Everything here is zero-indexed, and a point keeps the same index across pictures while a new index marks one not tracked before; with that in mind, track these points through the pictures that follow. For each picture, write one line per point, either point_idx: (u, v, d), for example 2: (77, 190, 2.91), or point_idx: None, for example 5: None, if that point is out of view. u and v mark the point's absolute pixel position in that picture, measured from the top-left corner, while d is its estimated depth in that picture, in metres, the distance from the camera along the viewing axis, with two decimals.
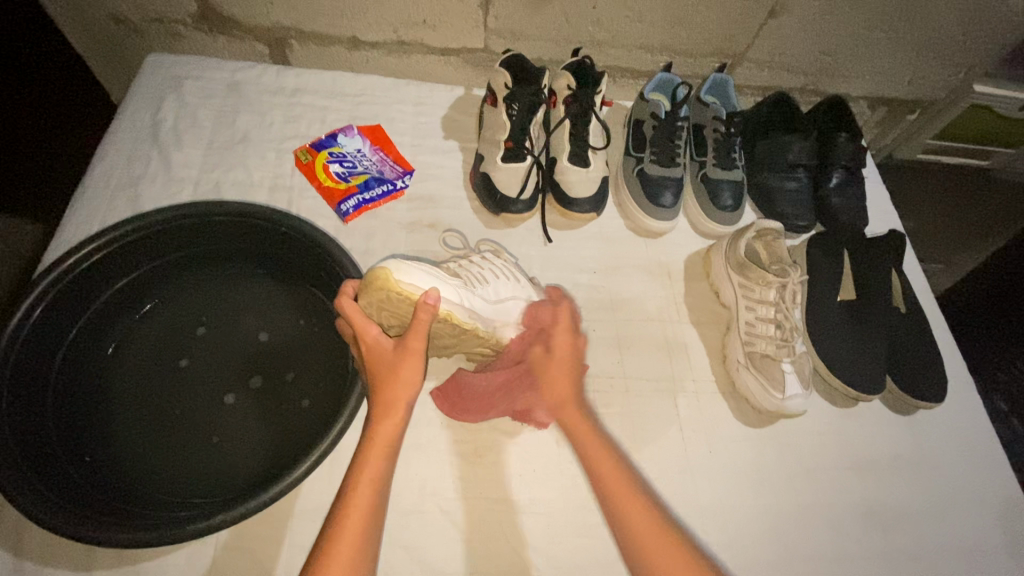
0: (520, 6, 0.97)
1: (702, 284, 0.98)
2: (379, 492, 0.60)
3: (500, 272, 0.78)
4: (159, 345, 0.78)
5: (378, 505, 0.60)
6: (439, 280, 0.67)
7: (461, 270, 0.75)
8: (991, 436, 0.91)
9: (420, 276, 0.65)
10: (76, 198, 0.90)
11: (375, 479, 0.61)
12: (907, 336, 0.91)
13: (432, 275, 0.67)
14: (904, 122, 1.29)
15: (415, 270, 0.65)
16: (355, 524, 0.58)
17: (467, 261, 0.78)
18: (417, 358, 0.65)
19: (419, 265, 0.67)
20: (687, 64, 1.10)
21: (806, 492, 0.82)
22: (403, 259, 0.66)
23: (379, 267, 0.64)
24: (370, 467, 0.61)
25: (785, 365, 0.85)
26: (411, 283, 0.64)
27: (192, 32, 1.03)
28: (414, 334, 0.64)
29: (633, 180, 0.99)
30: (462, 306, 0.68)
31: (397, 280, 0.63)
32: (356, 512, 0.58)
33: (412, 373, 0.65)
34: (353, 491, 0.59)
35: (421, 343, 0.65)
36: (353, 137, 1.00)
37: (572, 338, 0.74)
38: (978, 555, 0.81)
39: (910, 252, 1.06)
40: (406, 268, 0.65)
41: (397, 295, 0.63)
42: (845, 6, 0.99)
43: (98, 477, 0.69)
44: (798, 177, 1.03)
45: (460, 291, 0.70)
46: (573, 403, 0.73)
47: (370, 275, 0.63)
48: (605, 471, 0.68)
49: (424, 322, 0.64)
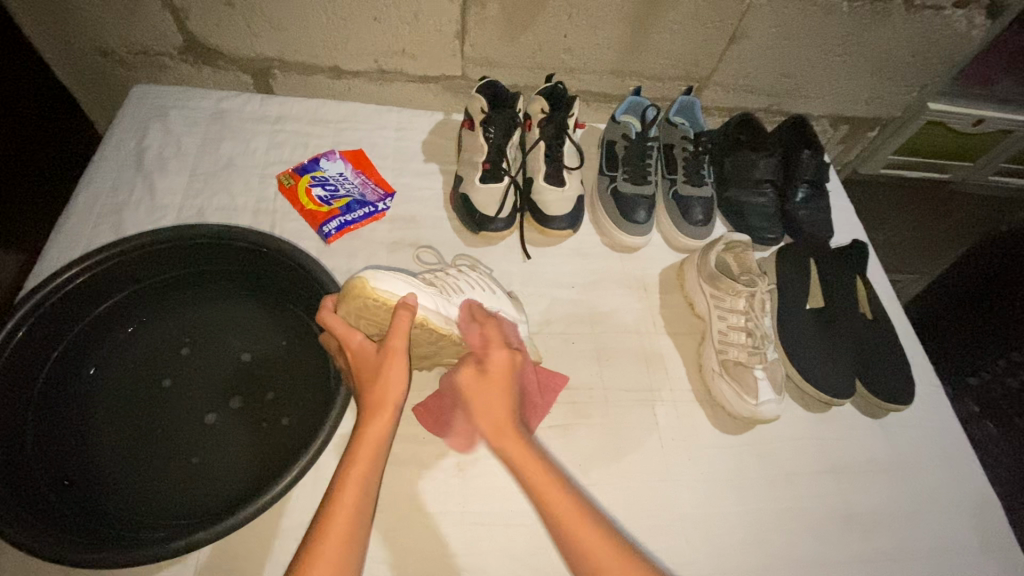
0: (495, 35, 1.02)
1: (677, 296, 1.01)
2: (368, 489, 0.61)
3: (475, 283, 0.82)
4: (142, 366, 0.79)
5: (367, 502, 0.60)
6: (416, 289, 0.70)
7: (438, 281, 0.79)
8: (961, 436, 0.94)
9: (398, 284, 0.68)
10: (60, 225, 0.91)
11: (364, 475, 0.61)
12: (875, 341, 0.94)
13: (409, 283, 0.70)
14: (866, 139, 1.35)
15: (392, 277, 0.68)
16: (343, 519, 0.58)
17: (443, 273, 0.82)
18: (401, 359, 0.67)
19: (395, 275, 0.70)
20: (657, 87, 1.15)
21: (784, 497, 0.84)
22: (378, 268, 0.69)
23: (357, 276, 0.67)
24: (360, 464, 0.62)
25: (757, 371, 0.87)
26: (387, 290, 0.66)
27: (177, 63, 1.06)
28: (395, 334, 0.66)
29: (607, 198, 1.03)
30: (437, 312, 0.71)
31: (374, 288, 0.66)
32: (344, 506, 0.59)
33: (396, 373, 0.66)
34: (342, 488, 0.60)
35: (401, 344, 0.66)
36: (335, 161, 1.03)
37: (509, 355, 0.71)
38: (953, 552, 0.83)
39: (874, 261, 1.10)
40: (383, 275, 0.68)
41: (375, 301, 0.66)
42: (801, 32, 1.05)
43: (78, 496, 0.69)
44: (765, 193, 1.07)
45: (436, 299, 0.73)
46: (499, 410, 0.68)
47: (347, 284, 0.66)
48: (537, 480, 0.64)
49: (404, 320, 0.66)
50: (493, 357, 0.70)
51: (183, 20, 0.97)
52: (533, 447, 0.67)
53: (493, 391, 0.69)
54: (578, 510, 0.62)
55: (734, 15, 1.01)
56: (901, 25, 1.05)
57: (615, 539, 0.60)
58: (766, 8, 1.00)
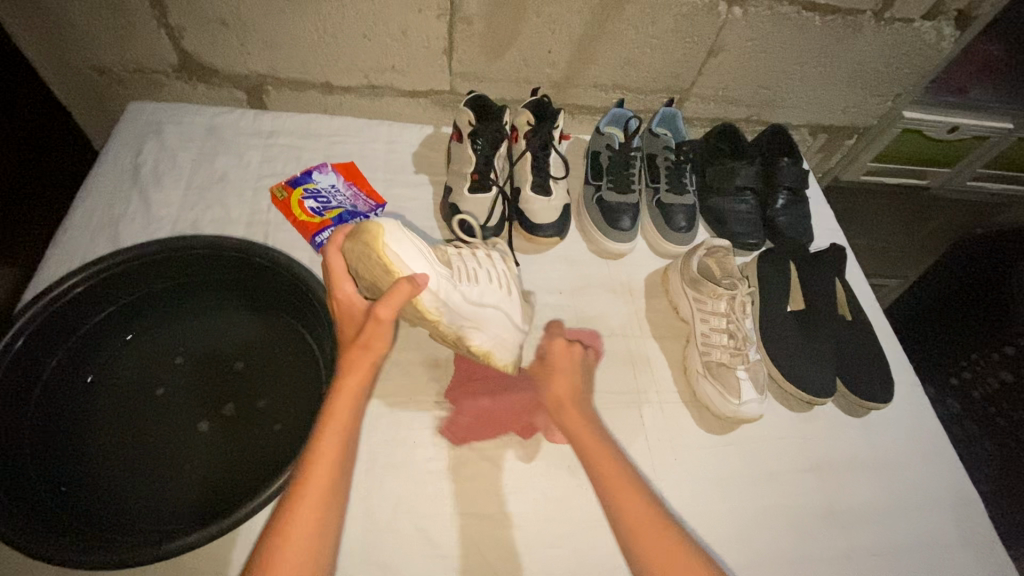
0: (481, 51, 1.05)
1: (662, 300, 1.04)
2: (345, 440, 0.64)
3: (493, 276, 0.82)
4: (137, 373, 0.81)
5: (344, 454, 0.63)
6: (427, 263, 0.67)
7: (455, 260, 0.78)
8: (941, 434, 0.96)
9: (412, 251, 0.65)
10: (57, 238, 0.93)
11: (342, 428, 0.64)
12: (854, 342, 0.97)
13: (422, 254, 0.67)
14: (844, 147, 1.38)
15: (406, 241, 0.64)
16: (324, 469, 0.61)
17: (468, 255, 0.81)
18: (380, 328, 0.66)
19: (414, 238, 0.67)
20: (639, 99, 1.19)
21: (769, 494, 0.86)
22: (401, 225, 0.65)
23: (374, 223, 0.62)
24: (338, 419, 0.64)
25: (740, 372, 0.89)
26: (395, 254, 0.63)
27: (173, 81, 1.09)
28: (386, 303, 0.64)
29: (592, 206, 1.06)
30: (434, 294, 0.69)
31: (382, 245, 0.62)
32: (325, 457, 0.61)
33: (372, 339, 0.67)
34: (321, 442, 0.63)
35: (388, 315, 0.64)
36: (327, 173, 1.05)
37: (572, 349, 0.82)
38: (933, 547, 0.85)
39: (853, 264, 1.13)
40: (399, 236, 0.64)
41: (381, 258, 0.62)
42: (777, 45, 1.09)
43: (74, 503, 0.70)
44: (747, 199, 1.10)
45: (442, 279, 0.70)
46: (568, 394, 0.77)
47: (364, 226, 0.62)
48: (608, 472, 0.69)
49: (403, 292, 0.63)
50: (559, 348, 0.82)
51: (178, 39, 1.00)
52: (607, 443, 0.72)
53: (561, 377, 0.79)
54: (649, 510, 0.65)
55: (711, 29, 1.05)
56: (873, 37, 1.09)
57: (679, 538, 0.63)
58: (742, 22, 1.04)
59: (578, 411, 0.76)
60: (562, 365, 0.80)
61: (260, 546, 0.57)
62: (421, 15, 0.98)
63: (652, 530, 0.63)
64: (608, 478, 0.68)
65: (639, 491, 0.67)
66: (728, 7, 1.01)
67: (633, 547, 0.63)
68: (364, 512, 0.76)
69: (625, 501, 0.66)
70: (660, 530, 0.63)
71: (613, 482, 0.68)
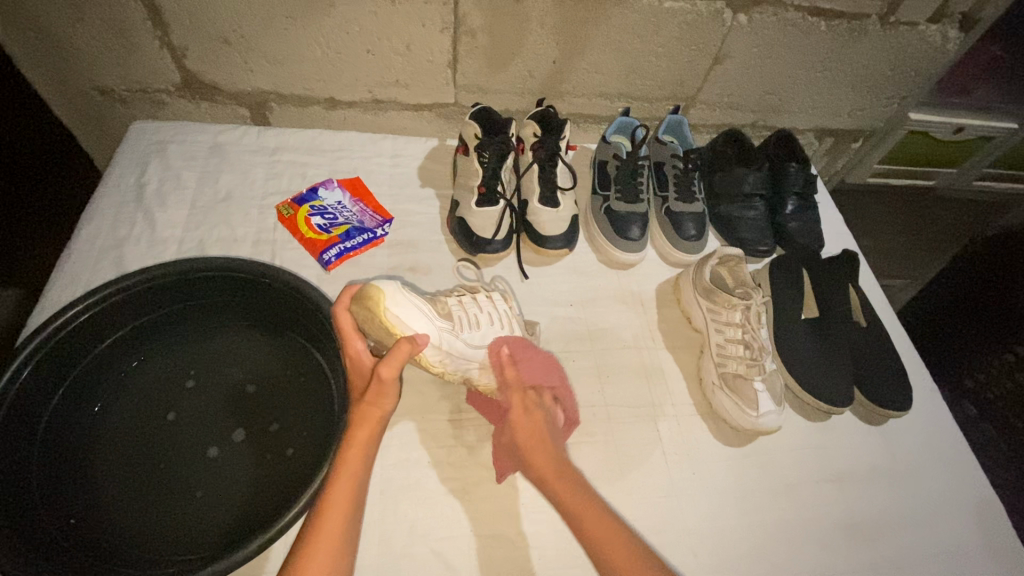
0: (486, 63, 1.04)
1: (674, 310, 1.03)
2: (356, 493, 0.65)
3: (496, 318, 0.83)
4: (147, 400, 0.79)
5: (355, 506, 0.64)
6: (427, 320, 0.74)
7: (456, 309, 0.81)
8: (961, 439, 0.95)
9: (411, 312, 0.73)
10: (62, 262, 0.92)
11: (353, 478, 0.65)
12: (870, 349, 0.95)
13: (422, 312, 0.74)
14: (850, 150, 1.37)
15: (406, 303, 0.72)
16: (335, 518, 0.62)
17: (470, 299, 0.84)
18: (384, 387, 0.69)
19: (414, 298, 0.74)
20: (644, 108, 1.19)
21: (788, 508, 0.84)
22: (401, 288, 0.73)
23: (376, 288, 0.71)
24: (348, 470, 0.65)
25: (757, 383, 0.88)
26: (396, 315, 0.71)
27: (175, 99, 1.08)
28: (388, 362, 0.68)
29: (601, 216, 1.05)
30: (436, 347, 0.76)
31: (384, 309, 0.70)
32: (335, 510, 0.62)
33: (379, 398, 0.69)
34: (332, 493, 0.64)
35: (390, 374, 0.68)
36: (333, 189, 1.05)
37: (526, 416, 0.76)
38: (959, 558, 0.84)
39: (865, 269, 1.12)
40: (400, 299, 0.72)
41: (381, 321, 0.71)
42: (781, 51, 1.08)
43: (87, 539, 0.68)
44: (756, 206, 1.09)
45: (442, 332, 0.77)
46: (548, 460, 0.72)
47: (364, 292, 0.71)
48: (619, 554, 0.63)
49: (402, 351, 0.68)
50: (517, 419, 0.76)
51: (181, 58, 1.00)
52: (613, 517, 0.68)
53: (540, 450, 0.73)
54: None
55: (716, 37, 1.04)
56: (878, 41, 1.08)
57: None
58: (747, 29, 1.03)
59: (568, 483, 0.70)
60: (523, 437, 0.75)
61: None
62: (425, 29, 0.98)
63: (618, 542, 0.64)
64: (565, 500, 0.69)
65: (595, 508, 0.68)
66: (733, 14, 1.01)
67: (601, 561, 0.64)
68: (381, 535, 0.75)
69: (582, 510, 0.67)
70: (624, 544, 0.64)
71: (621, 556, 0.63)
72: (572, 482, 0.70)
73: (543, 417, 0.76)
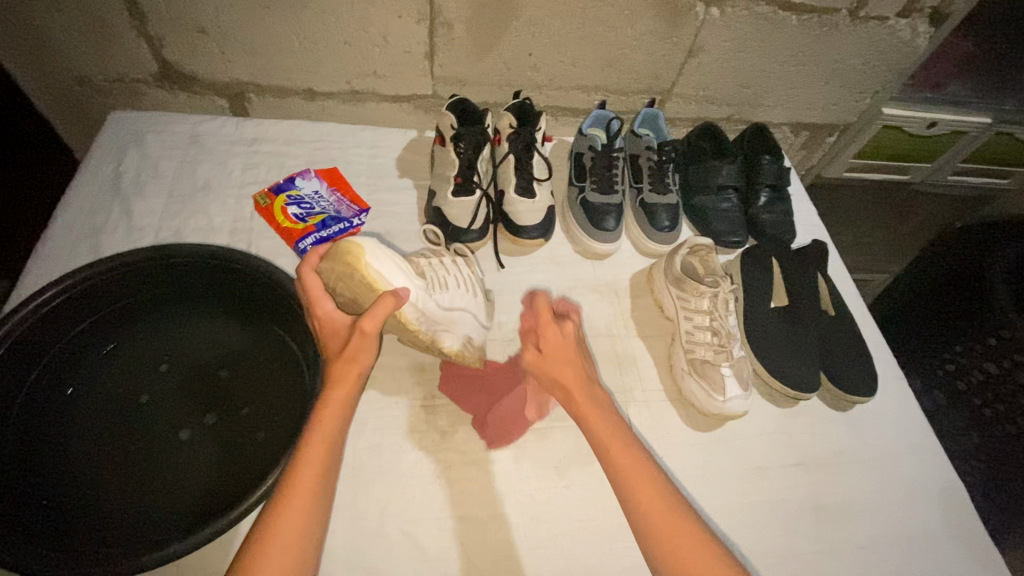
0: (463, 54, 1.05)
1: (647, 300, 1.04)
2: (331, 451, 0.66)
3: (462, 281, 0.85)
4: (122, 381, 0.80)
5: (330, 464, 0.65)
6: (406, 276, 0.73)
7: (429, 270, 0.81)
8: (923, 424, 0.97)
9: (391, 267, 0.71)
10: (38, 249, 0.93)
11: (327, 437, 0.66)
12: (837, 336, 0.98)
13: (401, 268, 0.73)
14: (826, 144, 1.40)
15: (386, 258, 0.71)
16: (308, 477, 0.63)
17: (438, 262, 0.84)
18: (366, 341, 0.69)
19: (392, 254, 0.73)
20: (621, 101, 1.20)
21: (753, 491, 0.86)
22: (378, 243, 0.72)
23: (355, 243, 0.69)
24: (323, 428, 0.66)
25: (724, 368, 0.90)
26: (377, 270, 0.70)
27: (153, 89, 1.09)
28: (370, 318, 0.68)
29: (576, 208, 1.07)
30: (414, 306, 0.75)
31: (365, 263, 0.69)
32: (308, 467, 0.63)
33: (360, 351, 0.70)
34: (306, 452, 0.64)
35: (374, 328, 0.68)
36: (310, 179, 1.06)
37: (558, 330, 0.76)
38: (918, 536, 0.86)
39: (836, 260, 1.14)
40: (378, 253, 0.71)
41: (361, 274, 0.69)
42: (755, 44, 1.10)
43: (57, 515, 0.69)
44: (729, 198, 1.11)
45: (420, 291, 0.75)
46: (572, 374, 0.74)
47: (345, 248, 0.69)
48: (634, 475, 0.69)
49: (386, 306, 0.68)
50: (545, 336, 0.76)
51: (158, 47, 1.00)
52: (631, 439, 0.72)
53: (561, 364, 0.74)
54: (670, 512, 0.66)
55: (689, 30, 1.06)
56: (849, 35, 1.10)
57: (693, 529, 0.65)
58: (719, 23, 1.05)
59: (589, 403, 0.74)
60: (553, 348, 0.75)
61: (243, 552, 0.58)
62: (400, 20, 0.99)
63: (651, 490, 0.67)
64: (606, 443, 0.71)
65: (634, 453, 0.71)
66: (705, 7, 1.02)
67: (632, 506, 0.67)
68: (354, 516, 0.76)
69: (605, 437, 0.72)
70: (657, 493, 0.67)
71: (633, 478, 0.68)
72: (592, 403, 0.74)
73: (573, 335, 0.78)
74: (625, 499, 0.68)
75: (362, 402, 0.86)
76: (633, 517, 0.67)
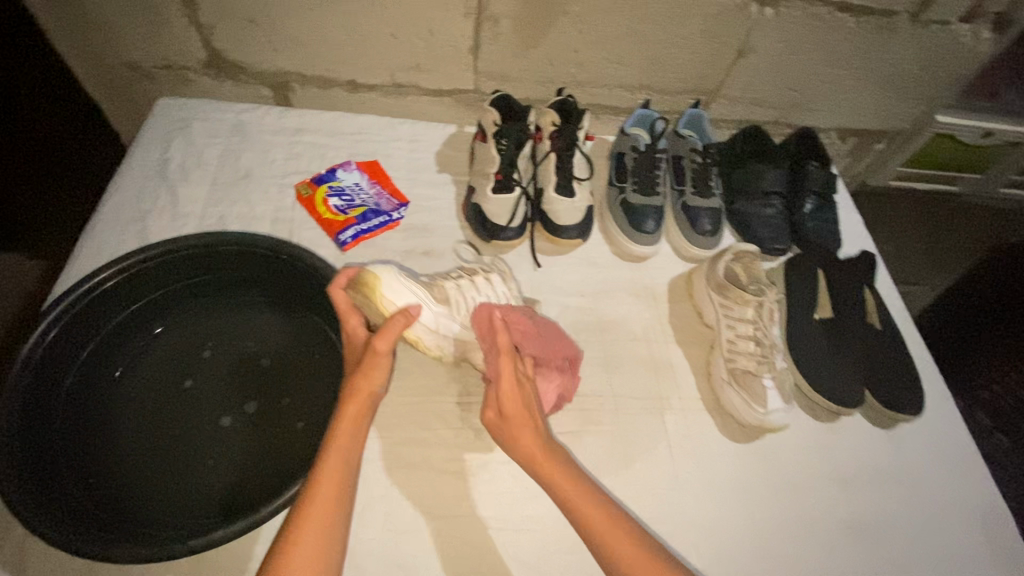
0: (507, 50, 1.04)
1: (685, 305, 1.02)
2: (348, 465, 0.65)
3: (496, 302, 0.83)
4: (166, 367, 0.81)
5: (347, 478, 0.64)
6: (422, 302, 0.76)
7: (456, 292, 0.81)
8: (970, 446, 0.94)
9: (406, 296, 0.75)
10: (86, 232, 0.95)
11: (344, 451, 0.65)
12: (884, 351, 0.94)
13: (419, 296, 0.76)
14: (874, 151, 1.35)
15: (402, 287, 0.74)
16: (327, 489, 0.62)
17: (472, 281, 0.83)
18: (377, 362, 0.69)
19: (411, 283, 0.76)
20: (664, 100, 1.18)
21: (790, 505, 0.84)
22: (396, 274, 0.75)
23: (371, 274, 0.73)
24: (340, 439, 0.65)
25: (766, 380, 0.88)
26: (391, 300, 0.73)
27: (200, 77, 1.10)
28: (382, 337, 0.68)
29: (616, 208, 1.05)
30: (434, 331, 0.78)
31: (380, 293, 0.73)
32: (326, 481, 0.62)
33: (368, 374, 0.68)
34: (324, 464, 0.63)
35: (384, 347, 0.68)
36: (351, 171, 1.06)
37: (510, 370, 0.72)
38: (962, 562, 0.83)
39: (883, 273, 1.10)
40: (395, 284, 0.74)
41: (375, 304, 0.73)
42: (809, 46, 1.06)
43: (103, 495, 0.71)
44: (773, 204, 1.08)
45: (440, 316, 0.78)
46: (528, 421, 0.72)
47: (362, 279, 0.73)
48: (598, 524, 0.67)
49: (397, 324, 0.70)
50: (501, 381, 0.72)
51: (208, 36, 1.01)
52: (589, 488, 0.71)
53: (518, 410, 0.71)
54: (646, 556, 0.64)
55: (741, 30, 1.03)
56: (909, 39, 1.06)
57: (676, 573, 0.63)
58: (773, 23, 1.02)
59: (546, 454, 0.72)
60: (512, 406, 0.71)
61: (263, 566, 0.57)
62: (447, 13, 0.98)
63: (618, 533, 0.66)
64: (567, 494, 0.69)
65: (597, 499, 0.69)
66: (759, 7, 0.99)
67: (601, 554, 0.65)
68: (387, 511, 0.76)
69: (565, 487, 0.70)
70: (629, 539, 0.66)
71: (601, 526, 0.67)
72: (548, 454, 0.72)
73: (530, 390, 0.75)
74: (593, 547, 0.66)
75: (397, 396, 0.86)
76: (603, 562, 0.65)
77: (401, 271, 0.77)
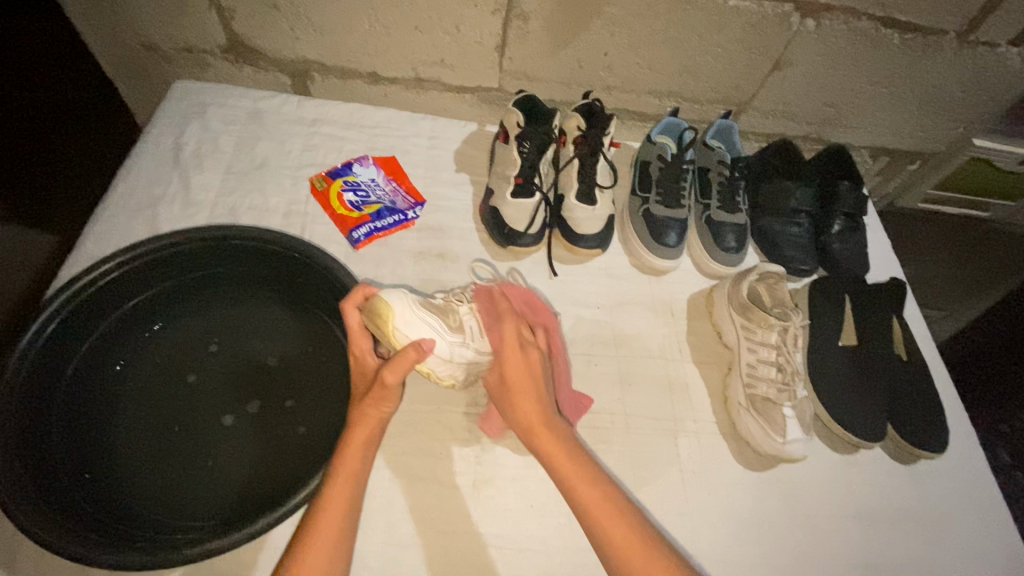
0: (536, 49, 1.01)
1: (705, 324, 0.99)
2: (355, 491, 0.64)
3: None
4: (169, 361, 0.80)
5: (354, 506, 0.64)
6: (436, 332, 0.75)
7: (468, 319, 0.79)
8: (995, 489, 0.90)
9: (419, 328, 0.73)
10: (95, 217, 0.92)
11: (351, 477, 0.64)
12: (910, 384, 0.91)
13: (432, 327, 0.74)
14: (905, 172, 1.30)
15: (416, 318, 0.73)
16: (334, 515, 0.62)
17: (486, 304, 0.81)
18: (388, 393, 0.67)
19: (425, 313, 0.75)
20: (694, 109, 1.14)
21: (803, 540, 0.81)
22: (410, 304, 0.74)
23: (384, 305, 0.72)
24: (347, 465, 0.64)
25: (787, 409, 0.85)
26: (403, 332, 0.72)
27: (219, 61, 1.07)
28: (392, 369, 0.66)
29: (638, 218, 1.02)
30: (447, 361, 0.77)
31: (392, 325, 0.72)
32: (334, 508, 0.62)
33: (380, 402, 0.67)
34: (331, 489, 0.63)
35: (394, 380, 0.66)
36: (368, 167, 1.03)
37: (519, 351, 0.74)
38: None
39: (911, 302, 1.07)
40: (408, 316, 0.73)
41: (386, 336, 0.72)
42: (849, 61, 1.02)
43: (99, 491, 0.69)
44: (801, 223, 1.04)
45: (454, 346, 0.77)
46: (528, 400, 0.73)
47: (375, 308, 0.72)
48: (589, 497, 0.67)
49: (407, 359, 0.67)
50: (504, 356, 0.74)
51: (229, 21, 0.99)
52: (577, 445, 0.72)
53: (520, 384, 0.73)
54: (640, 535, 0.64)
55: (780, 41, 0.99)
56: (954, 58, 1.01)
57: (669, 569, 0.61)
58: (814, 36, 0.97)
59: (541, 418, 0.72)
60: (515, 373, 0.74)
61: None
62: (476, 9, 0.94)
63: (596, 491, 0.67)
64: (556, 460, 0.70)
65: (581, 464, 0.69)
66: (801, 18, 0.95)
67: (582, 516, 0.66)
68: (387, 523, 0.74)
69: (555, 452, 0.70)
70: (617, 512, 0.66)
71: (589, 494, 0.67)
72: (544, 426, 0.72)
73: (537, 356, 0.75)
74: (580, 510, 0.66)
75: (405, 403, 0.83)
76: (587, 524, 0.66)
77: (415, 299, 0.75)
